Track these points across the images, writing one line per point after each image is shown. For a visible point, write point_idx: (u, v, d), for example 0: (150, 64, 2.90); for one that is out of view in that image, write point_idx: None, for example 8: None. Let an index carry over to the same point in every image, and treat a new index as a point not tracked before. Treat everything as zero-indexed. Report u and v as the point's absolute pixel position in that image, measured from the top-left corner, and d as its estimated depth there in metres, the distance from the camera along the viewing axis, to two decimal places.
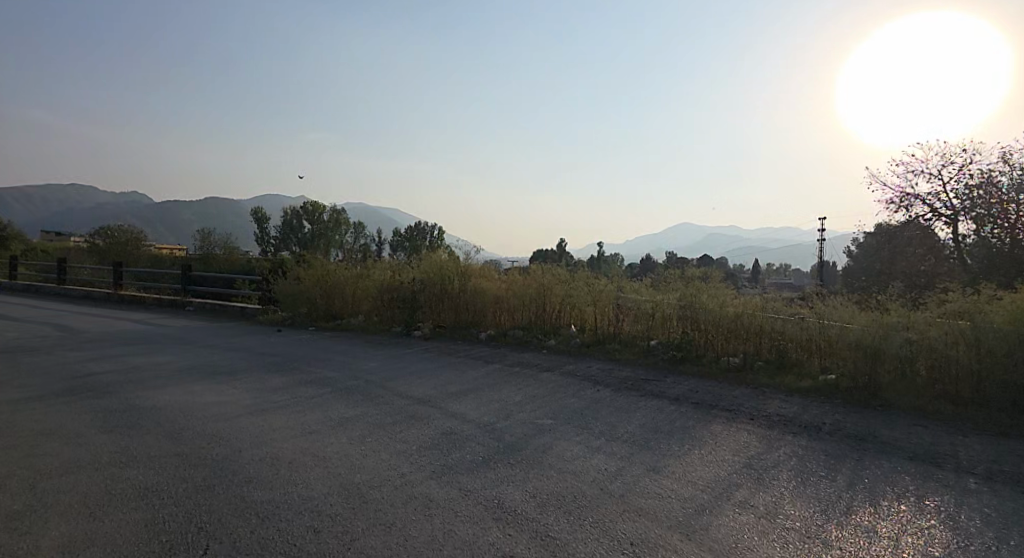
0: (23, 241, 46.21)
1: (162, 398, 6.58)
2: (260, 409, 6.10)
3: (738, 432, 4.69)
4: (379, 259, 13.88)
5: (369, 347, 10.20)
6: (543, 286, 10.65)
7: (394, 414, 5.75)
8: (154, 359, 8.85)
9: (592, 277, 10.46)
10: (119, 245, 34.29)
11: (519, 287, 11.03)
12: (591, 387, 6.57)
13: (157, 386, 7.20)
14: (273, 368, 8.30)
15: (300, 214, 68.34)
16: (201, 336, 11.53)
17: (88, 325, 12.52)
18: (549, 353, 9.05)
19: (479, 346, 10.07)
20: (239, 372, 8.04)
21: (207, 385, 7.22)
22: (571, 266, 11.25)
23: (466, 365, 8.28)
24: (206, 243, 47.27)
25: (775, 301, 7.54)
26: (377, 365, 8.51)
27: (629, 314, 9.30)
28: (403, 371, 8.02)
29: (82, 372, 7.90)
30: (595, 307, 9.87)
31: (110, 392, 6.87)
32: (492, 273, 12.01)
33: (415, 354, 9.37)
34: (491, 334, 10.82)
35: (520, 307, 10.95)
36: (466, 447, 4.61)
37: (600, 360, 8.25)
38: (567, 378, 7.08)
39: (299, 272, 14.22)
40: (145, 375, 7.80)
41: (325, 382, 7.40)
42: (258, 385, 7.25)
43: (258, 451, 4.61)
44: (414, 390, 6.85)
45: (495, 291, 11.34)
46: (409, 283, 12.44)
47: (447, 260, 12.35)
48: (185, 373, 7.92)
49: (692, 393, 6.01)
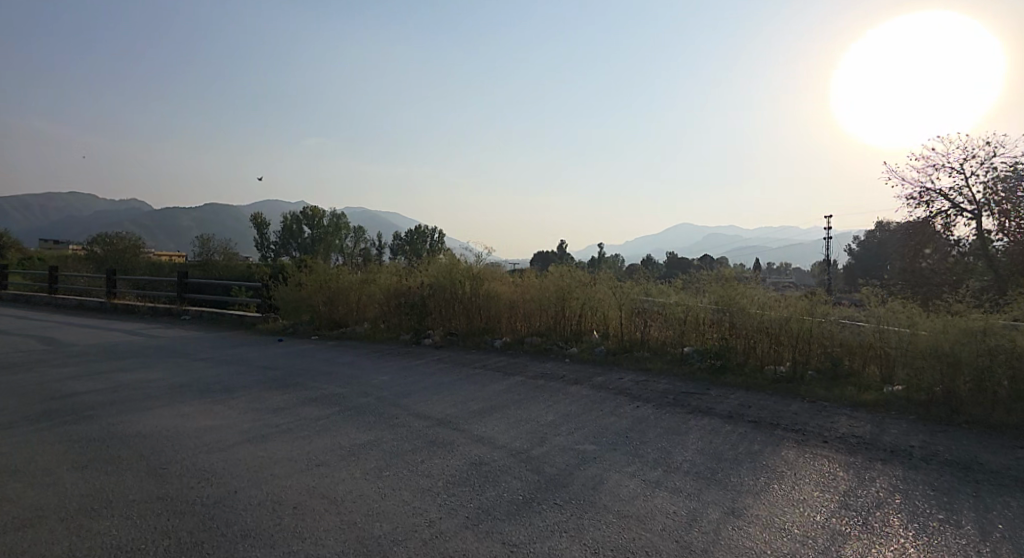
0: (20, 251, 45.41)
1: (151, 423, 5.93)
2: (261, 434, 5.46)
3: (817, 457, 4.03)
4: (385, 263, 13.23)
5: (377, 358, 9.55)
6: (561, 289, 10.01)
7: (413, 442, 5.14)
8: (145, 376, 8.19)
9: (615, 280, 9.84)
10: (115, 253, 33.53)
11: (535, 290, 10.38)
12: (629, 403, 5.96)
13: (147, 408, 6.54)
14: (275, 384, 7.65)
15: (300, 219, 67.72)
16: (198, 347, 10.90)
17: (76, 337, 11.84)
18: (572, 363, 8.40)
19: (495, 355, 9.42)
20: (238, 389, 7.41)
21: (203, 406, 6.58)
22: (590, 267, 10.61)
23: (484, 378, 7.64)
24: (204, 250, 46.46)
25: (823, 303, 6.90)
26: (388, 378, 7.89)
27: (658, 318, 8.71)
28: (418, 385, 7.41)
29: (65, 392, 7.24)
30: (620, 313, 9.27)
31: (93, 417, 6.21)
32: (505, 276, 11.37)
33: (428, 366, 8.73)
34: (506, 342, 10.17)
35: (537, 312, 10.32)
36: (502, 484, 3.98)
37: (631, 371, 7.62)
38: (600, 394, 6.45)
39: (300, 277, 13.56)
40: (134, 395, 7.14)
41: (333, 400, 6.76)
42: (259, 404, 6.60)
43: (258, 494, 3.97)
44: (433, 409, 6.20)
45: (509, 296, 10.72)
46: (417, 288, 11.79)
47: (457, 262, 11.69)
48: (179, 392, 7.27)
49: (746, 410, 5.37)
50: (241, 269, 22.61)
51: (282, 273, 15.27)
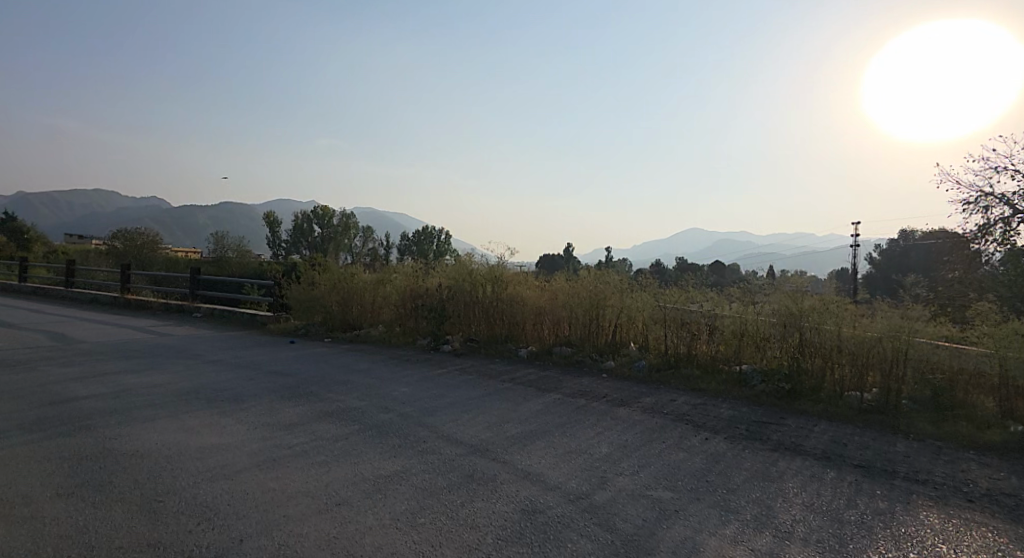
0: (41, 241, 45.28)
1: (149, 436, 5.16)
2: (272, 459, 4.68)
3: (970, 524, 3.19)
4: (400, 262, 12.45)
5: (395, 365, 8.76)
6: (594, 296, 9.16)
7: (448, 475, 4.36)
8: (149, 379, 7.45)
9: (655, 288, 8.99)
10: (133, 249, 33.25)
11: (565, 295, 9.52)
12: (696, 434, 5.21)
13: (147, 417, 5.79)
14: (287, 394, 6.88)
15: (314, 218, 67.49)
16: (206, 348, 10.22)
17: (83, 333, 11.21)
18: (613, 380, 7.56)
19: (523, 366, 8.58)
20: (246, 398, 6.66)
21: (208, 417, 5.84)
22: (625, 271, 9.75)
23: (516, 394, 6.84)
24: (218, 246, 46.30)
25: (918, 319, 6.10)
26: (409, 390, 7.13)
27: (709, 330, 7.88)
28: (444, 400, 6.63)
29: (62, 394, 6.49)
30: (662, 324, 8.43)
31: (86, 425, 5.47)
32: (530, 279, 10.50)
33: (451, 377, 7.92)
34: (532, 352, 9.33)
35: (568, 320, 9.48)
36: (570, 544, 3.17)
37: (684, 393, 6.80)
38: (656, 420, 5.65)
39: (314, 276, 12.87)
40: (135, 401, 6.40)
41: (351, 415, 5.98)
42: (270, 419, 5.83)
43: (268, 546, 3.18)
44: (466, 433, 5.39)
45: (537, 301, 9.89)
46: (437, 290, 11.01)
47: (479, 264, 10.88)
48: (184, 399, 6.52)
49: (844, 450, 4.61)
50: (253, 267, 21.96)
51: (293, 270, 14.59)
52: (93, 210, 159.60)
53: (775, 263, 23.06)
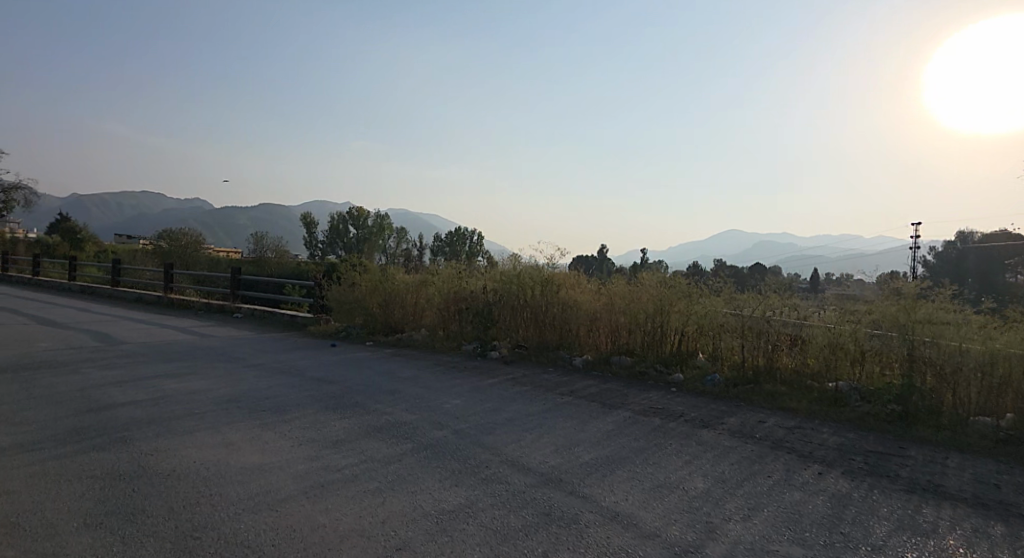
0: (95, 242, 46.99)
1: (187, 453, 4.68)
2: (319, 485, 4.15)
3: None
4: (444, 263, 11.93)
5: (442, 372, 8.22)
6: (659, 300, 8.46)
7: (524, 512, 3.75)
8: (189, 385, 7.06)
9: (724, 294, 8.23)
10: (179, 249, 34.06)
11: (625, 299, 8.83)
12: (808, 467, 4.60)
13: (185, 428, 5.34)
14: (332, 405, 6.38)
15: (349, 219, 68.41)
16: (247, 351, 9.90)
17: (127, 334, 11.05)
18: (687, 399, 6.82)
19: (580, 376, 7.93)
20: (288, 408, 6.18)
21: (249, 430, 5.36)
22: (688, 273, 9.02)
23: (579, 411, 6.18)
24: (259, 247, 47.14)
25: None
26: (460, 402, 6.55)
27: (799, 344, 7.37)
28: (501, 415, 6.02)
29: (98, 400, 6.11)
30: (739, 334, 7.81)
31: (120, 435, 5.03)
32: (583, 280, 9.81)
33: (505, 387, 7.30)
34: (588, 361, 8.64)
35: (628, 327, 8.78)
36: None
37: (774, 414, 6.25)
38: (754, 449, 5.01)
39: (354, 277, 12.49)
40: (175, 408, 5.98)
41: (403, 432, 5.43)
42: (314, 435, 5.31)
43: None
44: (533, 458, 4.76)
45: (591, 305, 9.21)
46: (483, 293, 10.46)
47: (527, 266, 10.26)
48: (224, 409, 6.07)
49: (1000, 494, 4.00)
50: (292, 269, 21.86)
51: (334, 271, 14.32)
52: (143, 212, 166.29)
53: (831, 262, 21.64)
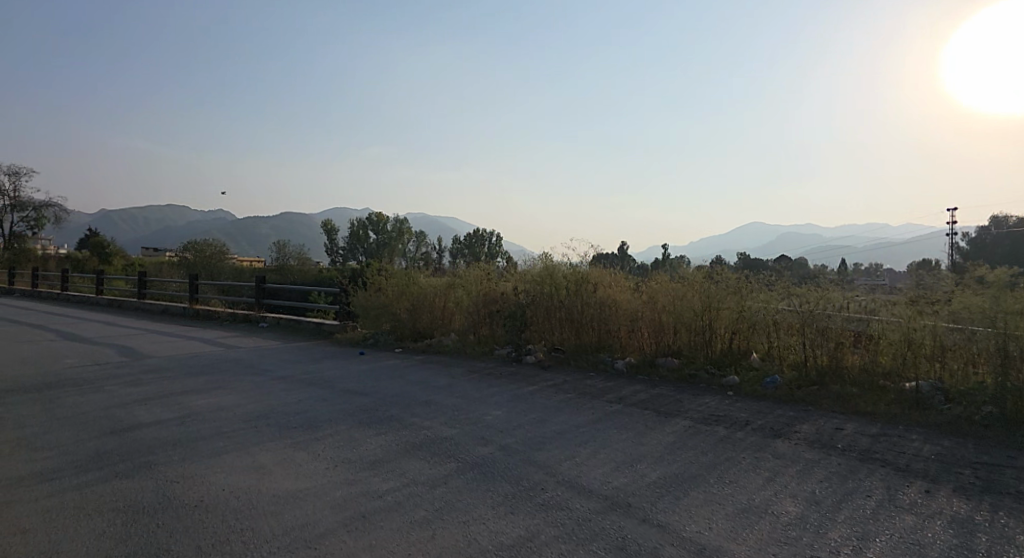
0: (122, 255, 47.84)
1: (215, 479, 4.30)
2: (361, 515, 3.72)
3: None
4: (472, 264, 11.47)
5: (477, 380, 7.79)
6: (706, 297, 7.94)
7: (596, 546, 3.26)
8: (216, 401, 6.74)
9: (779, 288, 7.64)
10: (203, 260, 34.37)
11: (669, 297, 8.30)
12: (910, 486, 4.04)
13: (212, 449, 4.98)
14: (366, 420, 5.99)
15: (369, 225, 68.72)
16: (275, 361, 9.61)
17: (153, 348, 10.87)
18: (748, 404, 6.26)
19: (626, 381, 7.43)
20: (320, 425, 5.79)
21: (280, 451, 4.98)
22: (736, 268, 8.45)
23: (634, 420, 5.68)
24: (282, 255, 47.48)
25: None
26: (502, 413, 6.10)
27: (866, 341, 6.79)
28: (548, 427, 5.55)
29: (123, 420, 5.80)
30: (798, 330, 7.22)
31: (145, 460, 4.68)
32: (621, 277, 9.28)
33: (548, 395, 6.82)
34: (632, 364, 8.13)
35: (673, 326, 8.25)
36: None
37: (850, 421, 5.69)
38: (842, 466, 4.47)
39: (380, 282, 12.16)
40: (202, 427, 5.65)
41: (446, 449, 5.00)
42: (350, 454, 4.91)
43: None
44: (592, 478, 4.27)
45: (632, 304, 8.70)
46: (515, 294, 10.02)
47: (560, 265, 9.78)
48: (253, 427, 5.71)
49: None
50: (314, 276, 21.67)
51: (359, 277, 14.03)
52: (168, 225, 169.95)
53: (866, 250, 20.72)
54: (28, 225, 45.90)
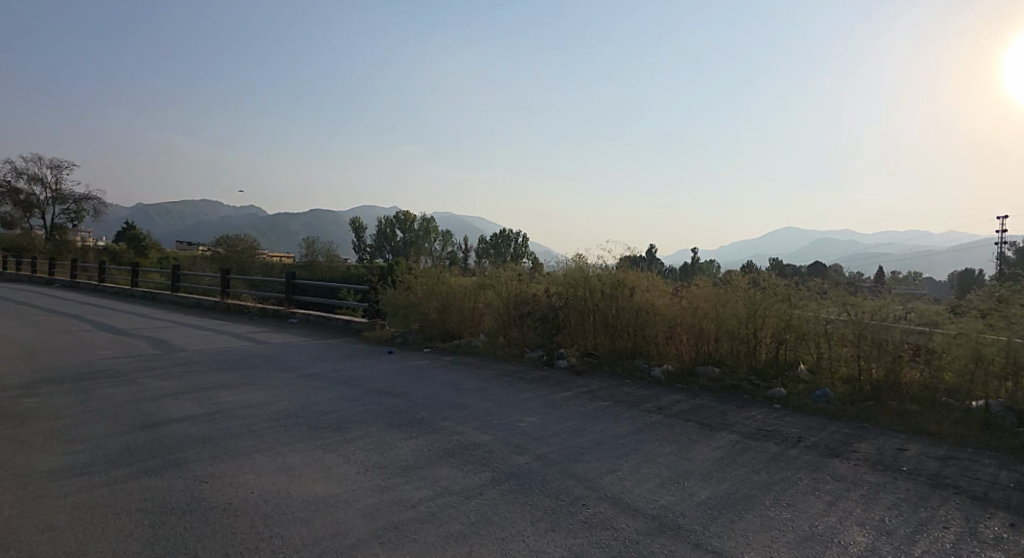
0: (158, 249, 49.29)
1: (245, 480, 4.18)
2: (393, 526, 3.54)
3: None
4: (502, 264, 11.26)
5: (509, 384, 7.58)
6: (751, 305, 7.60)
7: None
8: (246, 397, 6.69)
9: (830, 296, 7.23)
10: (235, 255, 35.09)
11: (711, 303, 7.97)
12: (993, 519, 3.65)
13: (241, 448, 4.88)
14: (396, 422, 5.82)
15: (396, 224, 69.34)
16: (304, 358, 9.59)
17: (185, 341, 10.97)
18: (799, 419, 5.89)
19: (664, 390, 7.12)
20: (350, 426, 5.66)
21: (310, 452, 4.85)
22: (783, 274, 8.05)
23: (677, 433, 5.38)
24: (311, 251, 48.25)
25: None
26: (537, 420, 5.87)
27: (926, 355, 6.32)
28: (586, 437, 5.29)
29: (154, 415, 5.77)
30: (851, 342, 6.81)
31: (174, 457, 4.61)
32: (659, 282, 8.97)
33: (583, 402, 6.56)
34: (670, 372, 7.81)
35: (714, 334, 7.92)
36: None
37: (912, 441, 5.28)
38: (911, 492, 4.08)
39: (410, 280, 12.07)
40: (232, 425, 5.58)
41: (480, 457, 4.79)
42: (381, 459, 4.74)
43: None
44: (637, 495, 4.00)
45: (671, 309, 8.39)
46: (547, 296, 9.79)
47: (595, 267, 9.51)
48: (283, 426, 5.61)
49: None
50: (343, 274, 21.83)
51: (389, 275, 14.00)
52: (203, 221, 175.08)
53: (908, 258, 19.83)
54: (68, 216, 47.93)
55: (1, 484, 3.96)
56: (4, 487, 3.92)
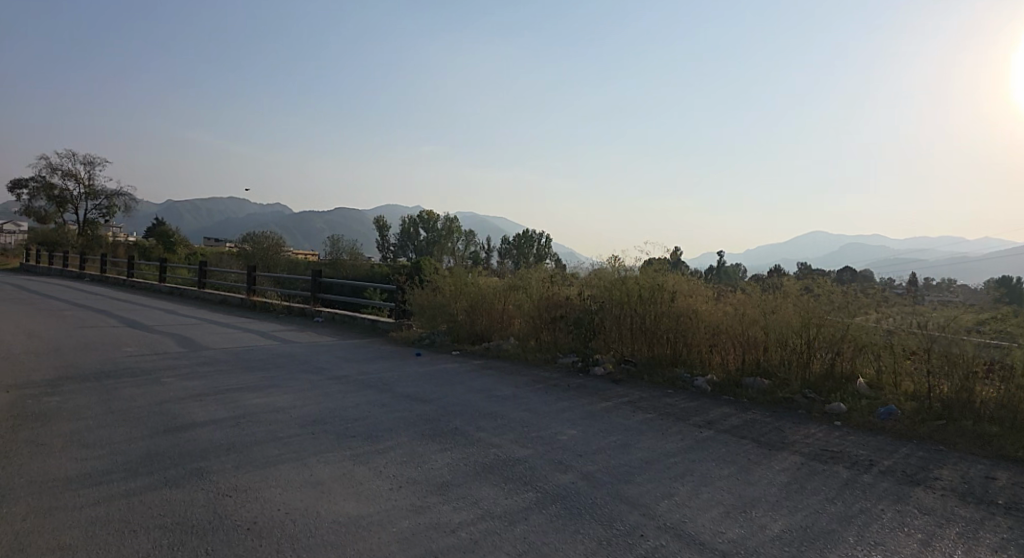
0: (186, 245, 50.16)
1: (271, 495, 3.89)
2: (431, 555, 3.19)
3: None
4: (532, 265, 11.03)
5: (543, 392, 7.21)
6: (805, 313, 7.07)
7: None
8: (271, 400, 6.45)
9: (893, 306, 6.67)
10: (261, 252, 35.41)
11: (760, 311, 7.46)
12: None
13: (267, 458, 4.61)
14: (428, 432, 5.50)
15: (419, 223, 69.46)
16: (330, 359, 9.36)
17: (211, 339, 10.87)
18: (865, 440, 5.38)
19: (711, 402, 6.66)
20: (380, 435, 5.35)
21: (339, 464, 4.55)
22: (838, 281, 7.50)
23: (733, 452, 4.93)
24: (335, 250, 48.51)
25: None
26: (578, 433, 5.48)
27: (1005, 372, 5.68)
28: (634, 454, 4.88)
29: (177, 419, 5.56)
30: (917, 356, 6.22)
31: (197, 466, 4.35)
32: (701, 287, 8.48)
33: (625, 414, 6.15)
34: (715, 383, 7.34)
35: (763, 343, 7.42)
36: None
37: (1000, 468, 4.73)
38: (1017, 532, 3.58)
39: (437, 281, 11.78)
40: (258, 431, 5.32)
41: (521, 474, 4.42)
42: (415, 474, 4.41)
43: None
44: (700, 526, 3.58)
45: (715, 317, 7.91)
46: (580, 300, 9.37)
47: (632, 271, 9.06)
48: (310, 434, 5.33)
49: None
50: (367, 272, 21.67)
51: (416, 275, 13.74)
52: (231, 218, 178.77)
53: (957, 260, 18.71)
54: (101, 212, 49.03)
55: (17, 493, 3.74)
56: (20, 498, 3.69)
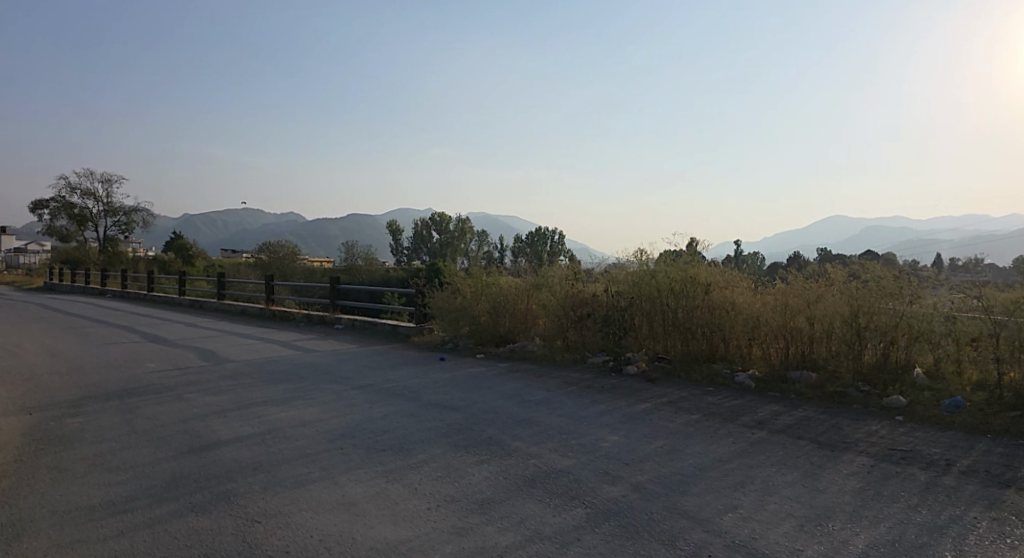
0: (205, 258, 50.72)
1: (302, 520, 3.63)
2: None
3: None
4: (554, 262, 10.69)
5: (577, 394, 6.88)
6: (853, 302, 6.62)
7: None
8: (298, 414, 6.22)
9: (952, 289, 6.17)
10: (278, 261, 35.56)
11: (803, 301, 7.03)
12: None
13: (296, 478, 4.36)
14: (462, 443, 5.20)
15: (432, 225, 69.37)
16: (354, 368, 9.14)
17: (233, 351, 10.73)
18: (935, 436, 4.95)
19: (758, 400, 6.27)
20: (411, 448, 5.07)
21: (371, 482, 4.28)
22: (886, 265, 7.01)
23: (793, 455, 4.54)
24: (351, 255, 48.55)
25: None
26: (621, 438, 5.15)
27: None
28: (686, 461, 4.52)
29: (202, 437, 5.34)
30: (983, 342, 5.74)
31: (224, 489, 4.12)
32: (736, 278, 8.06)
33: (668, 416, 5.79)
34: (759, 380, 6.93)
35: (808, 335, 6.99)
36: None
37: None
38: None
39: (457, 283, 11.49)
40: (285, 447, 5.09)
41: (567, 488, 4.10)
42: (453, 490, 4.12)
43: None
44: (774, 543, 3.23)
45: (754, 309, 7.49)
46: (608, 296, 9.00)
47: (661, 264, 8.65)
48: (339, 449, 5.07)
49: None
50: (385, 277, 21.49)
51: (434, 277, 13.47)
52: (247, 229, 181.13)
53: (998, 237, 17.86)
54: (120, 228, 49.74)
55: (38, 525, 3.53)
56: (40, 530, 3.47)
